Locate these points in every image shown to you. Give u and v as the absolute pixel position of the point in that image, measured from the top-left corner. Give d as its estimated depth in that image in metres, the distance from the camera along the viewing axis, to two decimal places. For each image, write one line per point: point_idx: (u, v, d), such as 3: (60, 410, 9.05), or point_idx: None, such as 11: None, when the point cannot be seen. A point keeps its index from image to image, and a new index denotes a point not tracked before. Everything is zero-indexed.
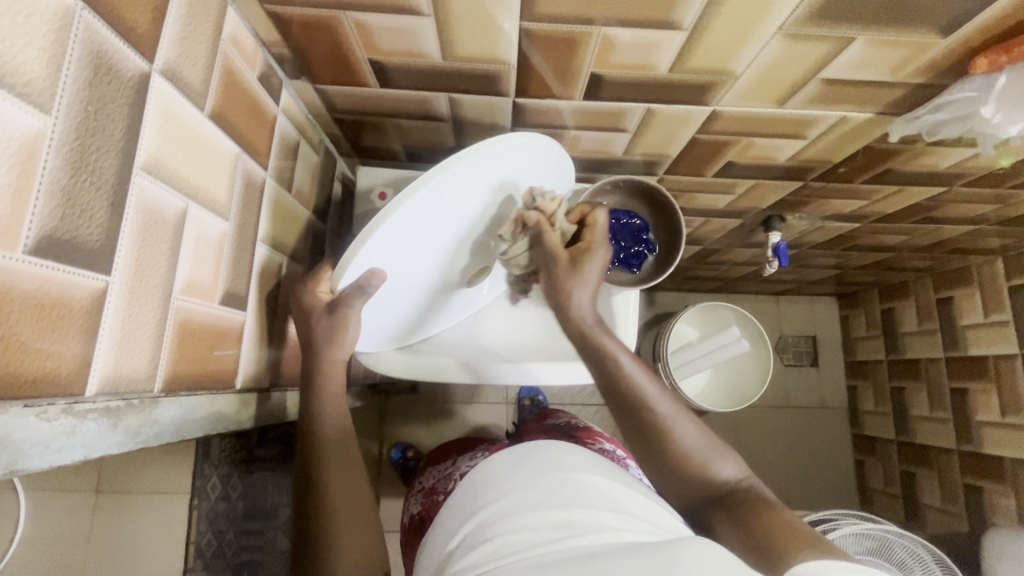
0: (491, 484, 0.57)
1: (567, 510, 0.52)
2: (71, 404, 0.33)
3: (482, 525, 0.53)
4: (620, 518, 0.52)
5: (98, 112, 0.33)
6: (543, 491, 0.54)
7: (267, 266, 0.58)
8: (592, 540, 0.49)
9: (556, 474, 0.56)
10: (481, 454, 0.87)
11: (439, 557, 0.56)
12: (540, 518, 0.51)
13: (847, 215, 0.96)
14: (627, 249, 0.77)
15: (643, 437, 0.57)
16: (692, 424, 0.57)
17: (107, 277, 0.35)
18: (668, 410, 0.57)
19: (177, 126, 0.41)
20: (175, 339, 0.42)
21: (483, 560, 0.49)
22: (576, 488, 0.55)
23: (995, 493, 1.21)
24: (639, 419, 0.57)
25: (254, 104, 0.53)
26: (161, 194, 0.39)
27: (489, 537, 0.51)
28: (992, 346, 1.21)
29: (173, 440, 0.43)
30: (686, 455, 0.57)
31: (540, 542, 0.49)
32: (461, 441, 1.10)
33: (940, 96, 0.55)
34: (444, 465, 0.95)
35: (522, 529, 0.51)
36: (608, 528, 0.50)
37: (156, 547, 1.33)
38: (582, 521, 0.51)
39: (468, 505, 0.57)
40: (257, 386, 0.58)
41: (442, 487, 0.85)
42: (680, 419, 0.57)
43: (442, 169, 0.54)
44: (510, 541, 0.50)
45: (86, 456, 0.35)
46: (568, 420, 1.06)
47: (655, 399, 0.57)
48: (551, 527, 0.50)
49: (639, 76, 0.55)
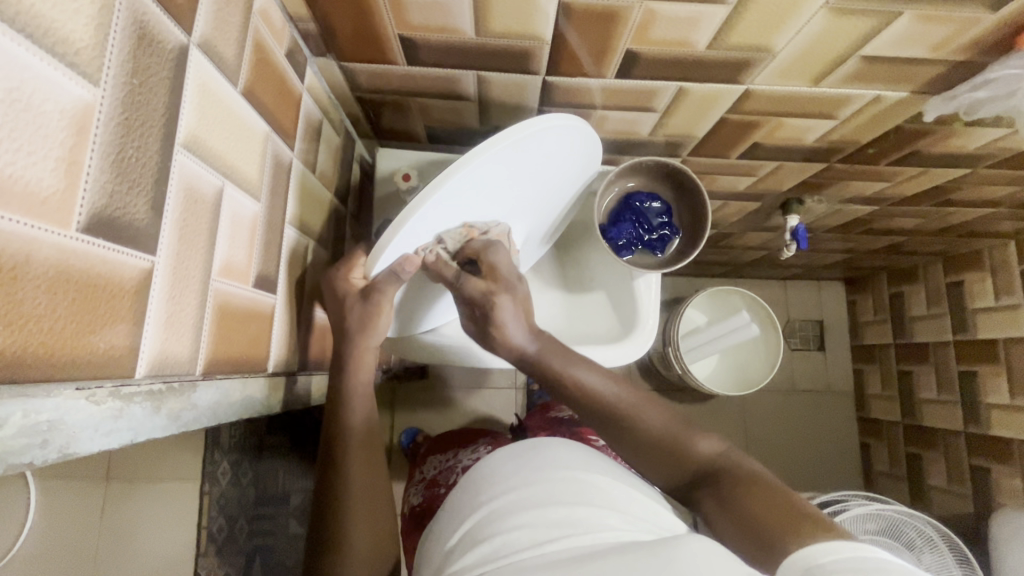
0: (496, 480, 0.59)
1: (566, 508, 0.53)
2: (118, 386, 0.32)
3: (483, 523, 0.54)
4: (618, 518, 0.53)
5: (142, 85, 0.32)
6: (545, 488, 0.55)
7: (295, 249, 0.57)
8: (590, 539, 0.49)
9: (557, 472, 0.58)
10: (483, 448, 0.87)
11: (452, 539, 0.57)
12: (540, 515, 0.52)
13: (866, 198, 0.96)
14: (650, 232, 0.77)
15: (619, 440, 0.57)
16: (657, 408, 0.58)
17: (153, 257, 0.34)
18: (631, 399, 0.58)
19: (213, 102, 0.40)
20: (214, 321, 0.42)
21: (479, 561, 0.50)
22: (575, 487, 0.56)
23: (1003, 474, 1.23)
24: (609, 424, 0.57)
25: (282, 83, 0.52)
26: (199, 173, 0.38)
27: (487, 535, 0.52)
28: (1002, 329, 1.22)
29: (210, 423, 0.43)
30: (660, 443, 0.56)
31: (541, 540, 0.49)
32: (462, 432, 1.11)
33: (981, 74, 0.54)
34: (445, 457, 0.96)
35: (521, 527, 0.51)
36: (606, 528, 0.51)
37: (167, 533, 1.33)
38: (580, 519, 0.51)
39: (474, 502, 0.58)
40: (286, 369, 0.57)
41: (444, 479, 0.86)
42: (645, 406, 0.58)
43: (479, 153, 0.52)
44: (510, 540, 0.50)
45: (132, 440, 0.34)
46: (572, 416, 1.07)
47: (617, 400, 0.58)
48: (550, 524, 0.51)
49: (675, 53, 0.54)
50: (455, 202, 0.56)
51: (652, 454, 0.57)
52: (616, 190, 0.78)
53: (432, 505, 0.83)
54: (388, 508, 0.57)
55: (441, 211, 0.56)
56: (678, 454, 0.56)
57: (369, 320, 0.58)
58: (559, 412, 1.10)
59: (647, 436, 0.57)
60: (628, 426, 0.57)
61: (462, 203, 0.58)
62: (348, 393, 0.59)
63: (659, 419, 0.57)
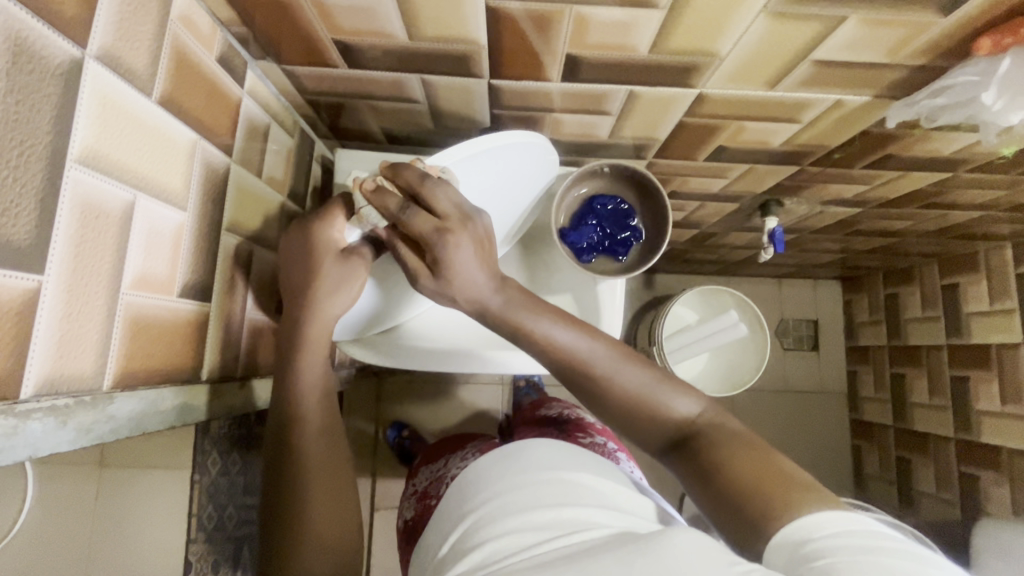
0: (481, 487, 0.59)
1: (554, 511, 0.52)
2: (11, 405, 0.33)
3: (468, 531, 0.54)
4: (606, 514, 0.53)
5: (19, 103, 0.31)
6: (532, 492, 0.55)
7: (233, 253, 0.57)
8: (580, 537, 0.48)
9: (542, 474, 0.57)
10: (472, 453, 0.87)
11: (443, 547, 0.57)
12: (527, 519, 0.52)
13: (847, 200, 0.93)
14: (612, 236, 0.75)
15: (592, 399, 0.56)
16: (634, 368, 0.56)
17: (41, 276, 0.33)
18: (606, 361, 0.56)
19: (119, 114, 0.39)
20: (126, 334, 0.41)
21: (473, 568, 0.50)
22: (563, 487, 0.56)
23: (991, 482, 1.20)
24: (586, 389, 0.56)
25: (213, 89, 0.51)
26: (102, 187, 0.38)
27: (476, 544, 0.52)
28: (995, 335, 1.18)
29: (132, 434, 0.43)
30: (634, 403, 0.55)
31: (532, 543, 0.49)
32: (458, 437, 1.09)
33: (940, 80, 0.51)
34: (438, 466, 0.95)
35: (510, 532, 0.51)
36: (593, 525, 0.51)
37: (159, 520, 1.36)
38: (569, 519, 0.51)
39: (458, 510, 0.59)
40: (225, 374, 0.58)
41: (435, 491, 0.85)
42: (619, 366, 0.56)
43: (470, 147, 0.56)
44: (500, 546, 0.50)
45: (32, 455, 0.35)
46: (561, 411, 1.06)
47: (592, 358, 0.55)
48: (537, 527, 0.51)
49: (617, 58, 0.52)
50: None
51: (628, 414, 0.55)
52: (575, 195, 0.76)
53: (425, 517, 0.84)
54: (350, 502, 0.57)
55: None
56: (653, 414, 0.55)
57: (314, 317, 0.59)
58: (550, 410, 1.09)
59: (621, 395, 0.55)
60: (605, 388, 0.55)
61: None
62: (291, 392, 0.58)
63: (635, 376, 0.55)
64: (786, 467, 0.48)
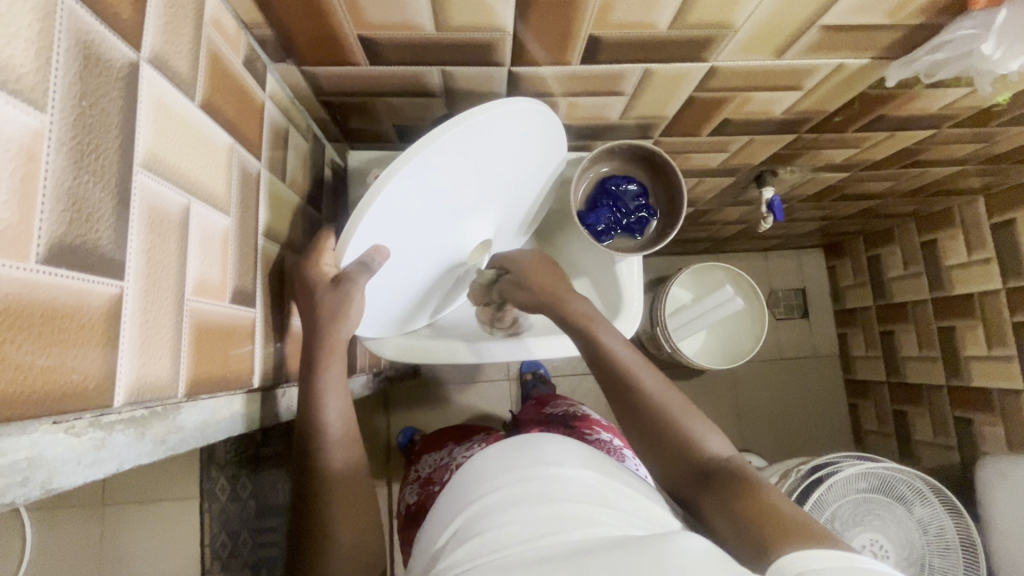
0: (485, 478, 0.56)
1: (557, 505, 0.51)
2: (98, 416, 0.32)
3: (469, 522, 0.52)
4: (611, 514, 0.51)
5: (93, 107, 0.31)
6: (536, 485, 0.53)
7: (267, 256, 0.56)
8: (582, 535, 0.48)
9: (545, 469, 0.55)
10: (478, 444, 0.86)
11: (443, 535, 0.54)
12: (530, 513, 0.50)
13: (837, 165, 0.97)
14: (628, 216, 0.77)
15: (632, 412, 0.60)
16: (675, 396, 0.60)
17: (121, 282, 0.33)
18: (654, 382, 0.61)
19: (170, 119, 0.39)
20: (193, 341, 0.41)
21: (472, 556, 0.48)
22: (565, 484, 0.53)
23: (985, 423, 1.26)
24: (634, 406, 0.60)
25: (242, 93, 0.51)
26: (163, 192, 0.38)
27: (478, 531, 0.50)
28: (975, 283, 1.25)
29: (196, 444, 0.42)
30: (671, 432, 0.58)
31: (534, 536, 0.48)
32: (460, 428, 1.09)
33: (937, 37, 0.55)
34: (441, 454, 0.94)
35: (514, 524, 0.49)
36: (597, 523, 0.49)
37: (169, 556, 1.31)
38: (572, 515, 0.50)
39: (460, 499, 0.55)
40: (263, 384, 0.55)
41: (438, 478, 0.85)
42: (663, 390, 0.60)
43: (431, 141, 0.51)
44: (503, 536, 0.48)
45: (116, 469, 0.34)
46: (566, 408, 1.06)
47: (643, 378, 0.61)
48: (540, 521, 0.49)
49: (639, 36, 0.54)
50: (421, 192, 0.56)
51: (660, 434, 0.58)
52: (590, 176, 0.78)
53: (427, 504, 0.84)
54: (370, 507, 0.56)
55: (407, 198, 0.55)
56: (684, 442, 0.57)
57: (341, 309, 0.56)
58: (556, 407, 1.09)
59: (659, 415, 0.59)
60: (650, 409, 0.59)
61: (426, 196, 0.58)
62: (322, 395, 0.57)
63: (675, 400, 0.60)
64: (799, 511, 0.48)
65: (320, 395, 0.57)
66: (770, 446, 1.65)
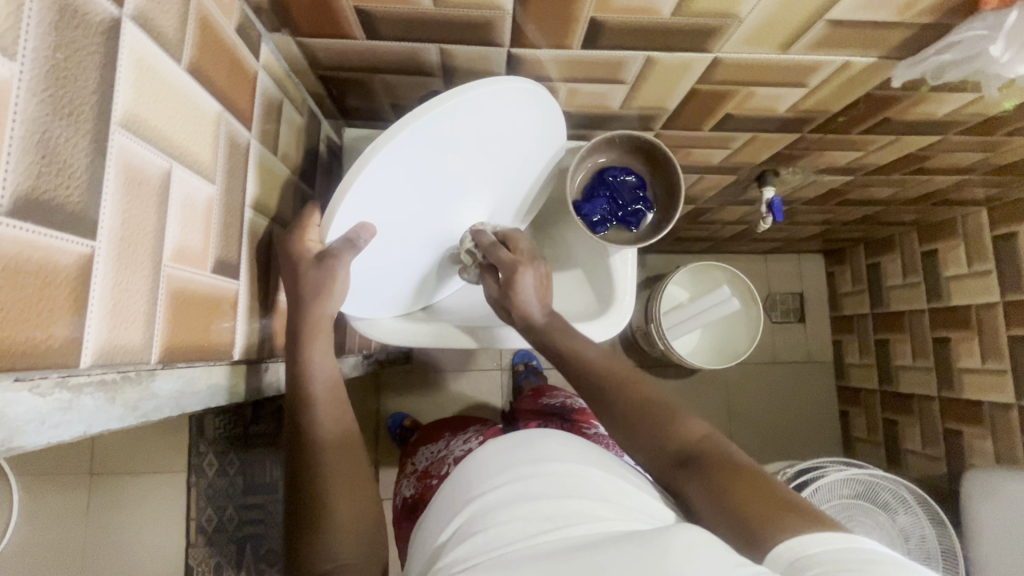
0: (487, 476, 0.55)
1: (560, 502, 0.50)
2: (65, 377, 0.31)
3: (471, 520, 0.51)
4: (614, 510, 0.51)
5: (68, 60, 0.30)
6: (536, 483, 0.52)
7: (255, 230, 0.56)
8: (585, 530, 0.47)
9: (547, 467, 0.54)
10: (476, 437, 0.86)
11: (443, 534, 0.53)
12: (530, 509, 0.49)
13: (841, 168, 0.96)
14: (625, 208, 0.76)
15: (605, 405, 0.59)
16: (643, 384, 0.59)
17: (93, 242, 0.32)
18: (620, 374, 0.60)
19: (154, 79, 0.38)
20: (169, 307, 0.41)
21: (472, 554, 0.47)
22: (567, 480, 0.53)
23: (974, 437, 1.26)
24: (605, 401, 0.59)
25: (234, 60, 0.50)
26: (143, 153, 0.37)
27: (478, 529, 0.49)
28: (974, 295, 1.24)
29: (171, 413, 0.42)
30: (648, 416, 0.56)
31: (533, 533, 0.47)
32: (454, 419, 1.08)
33: (946, 37, 0.54)
34: (438, 446, 0.94)
35: (514, 521, 0.48)
36: (598, 518, 0.49)
37: (154, 528, 1.31)
38: (572, 511, 0.49)
39: (461, 497, 0.55)
40: (248, 357, 0.55)
41: (436, 471, 0.85)
42: (631, 380, 0.60)
43: (403, 126, 0.51)
44: (503, 533, 0.48)
45: (85, 432, 0.33)
46: (564, 401, 1.05)
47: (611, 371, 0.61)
48: (542, 518, 0.48)
49: (641, 22, 0.53)
50: (404, 170, 0.56)
51: (637, 426, 0.56)
52: (589, 166, 0.77)
53: (426, 497, 0.83)
54: (370, 491, 0.56)
55: (387, 177, 0.54)
56: (661, 429, 0.55)
57: (326, 285, 0.55)
58: (552, 399, 1.08)
59: (631, 403, 0.57)
60: (620, 400, 0.58)
61: (410, 175, 0.57)
62: (308, 377, 0.57)
63: (649, 392, 0.58)
64: (782, 492, 0.48)
65: (308, 371, 0.57)
66: (758, 448, 1.65)
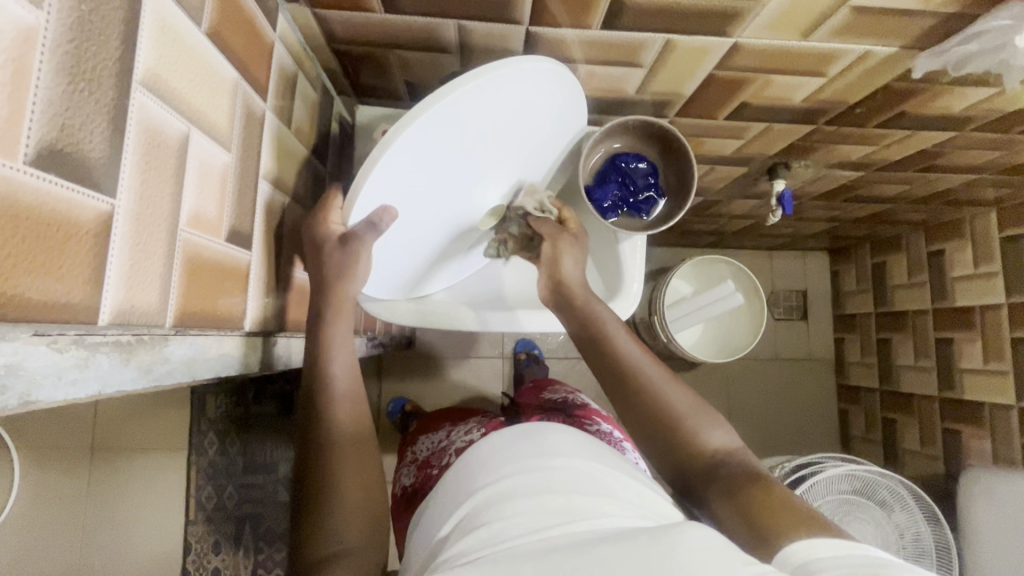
0: (491, 466, 0.55)
1: (566, 496, 0.50)
2: (82, 335, 0.31)
3: (478, 508, 0.51)
4: (617, 505, 0.51)
5: (93, 13, 0.30)
6: (543, 476, 0.52)
7: (269, 203, 0.55)
8: (586, 525, 0.47)
9: (554, 462, 0.54)
10: (477, 429, 0.86)
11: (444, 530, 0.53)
12: (537, 504, 0.49)
13: (853, 163, 0.95)
14: (636, 195, 0.76)
15: (637, 406, 0.60)
16: (679, 390, 0.60)
17: (113, 200, 0.32)
18: (655, 375, 0.61)
19: (175, 42, 0.38)
20: (184, 272, 0.40)
21: (473, 548, 0.47)
22: (572, 475, 0.53)
23: (972, 437, 1.27)
24: (637, 404, 0.60)
25: (252, 28, 0.49)
26: (162, 114, 0.37)
27: (482, 521, 0.49)
28: (979, 296, 1.24)
29: (185, 379, 0.41)
30: (676, 423, 0.58)
31: (537, 527, 0.47)
32: (454, 409, 1.08)
33: (972, 27, 0.54)
34: (439, 436, 0.94)
35: (518, 514, 0.49)
36: (603, 514, 0.49)
37: (155, 505, 1.32)
38: (578, 507, 0.49)
39: (465, 488, 0.55)
40: (262, 330, 0.56)
41: (436, 461, 0.86)
42: (667, 385, 0.60)
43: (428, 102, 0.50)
44: (505, 527, 0.48)
45: (101, 391, 0.32)
46: (567, 397, 1.05)
47: (646, 373, 0.61)
48: (548, 513, 0.48)
49: (663, 2, 0.52)
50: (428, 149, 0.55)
51: (666, 434, 0.58)
52: (601, 152, 0.76)
53: (425, 487, 0.83)
54: (379, 478, 0.56)
55: (409, 156, 0.54)
56: (690, 439, 0.58)
57: (349, 266, 0.56)
58: (554, 394, 1.08)
59: (665, 411, 0.59)
60: (652, 404, 0.59)
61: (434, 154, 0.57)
62: (323, 357, 0.57)
63: (681, 397, 0.59)
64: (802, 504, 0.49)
65: (326, 348, 0.58)
66: (756, 444, 1.66)
